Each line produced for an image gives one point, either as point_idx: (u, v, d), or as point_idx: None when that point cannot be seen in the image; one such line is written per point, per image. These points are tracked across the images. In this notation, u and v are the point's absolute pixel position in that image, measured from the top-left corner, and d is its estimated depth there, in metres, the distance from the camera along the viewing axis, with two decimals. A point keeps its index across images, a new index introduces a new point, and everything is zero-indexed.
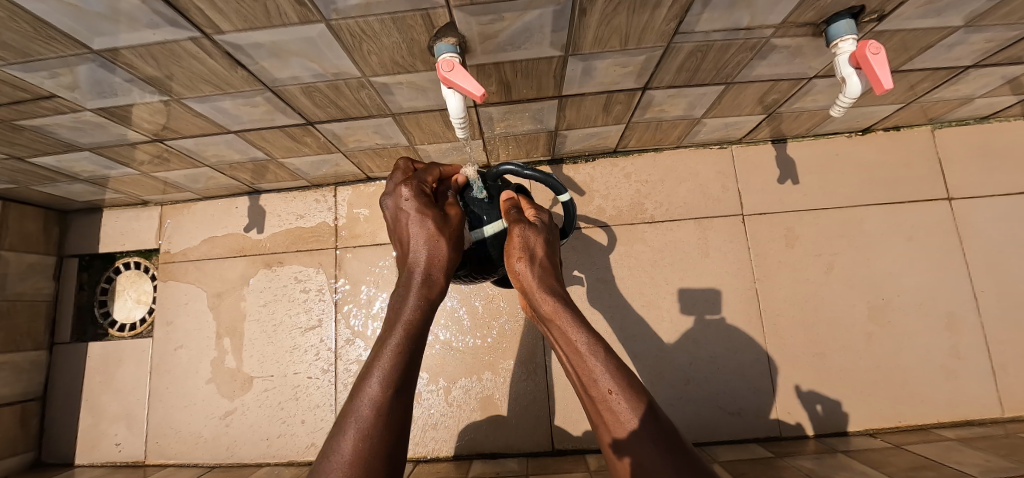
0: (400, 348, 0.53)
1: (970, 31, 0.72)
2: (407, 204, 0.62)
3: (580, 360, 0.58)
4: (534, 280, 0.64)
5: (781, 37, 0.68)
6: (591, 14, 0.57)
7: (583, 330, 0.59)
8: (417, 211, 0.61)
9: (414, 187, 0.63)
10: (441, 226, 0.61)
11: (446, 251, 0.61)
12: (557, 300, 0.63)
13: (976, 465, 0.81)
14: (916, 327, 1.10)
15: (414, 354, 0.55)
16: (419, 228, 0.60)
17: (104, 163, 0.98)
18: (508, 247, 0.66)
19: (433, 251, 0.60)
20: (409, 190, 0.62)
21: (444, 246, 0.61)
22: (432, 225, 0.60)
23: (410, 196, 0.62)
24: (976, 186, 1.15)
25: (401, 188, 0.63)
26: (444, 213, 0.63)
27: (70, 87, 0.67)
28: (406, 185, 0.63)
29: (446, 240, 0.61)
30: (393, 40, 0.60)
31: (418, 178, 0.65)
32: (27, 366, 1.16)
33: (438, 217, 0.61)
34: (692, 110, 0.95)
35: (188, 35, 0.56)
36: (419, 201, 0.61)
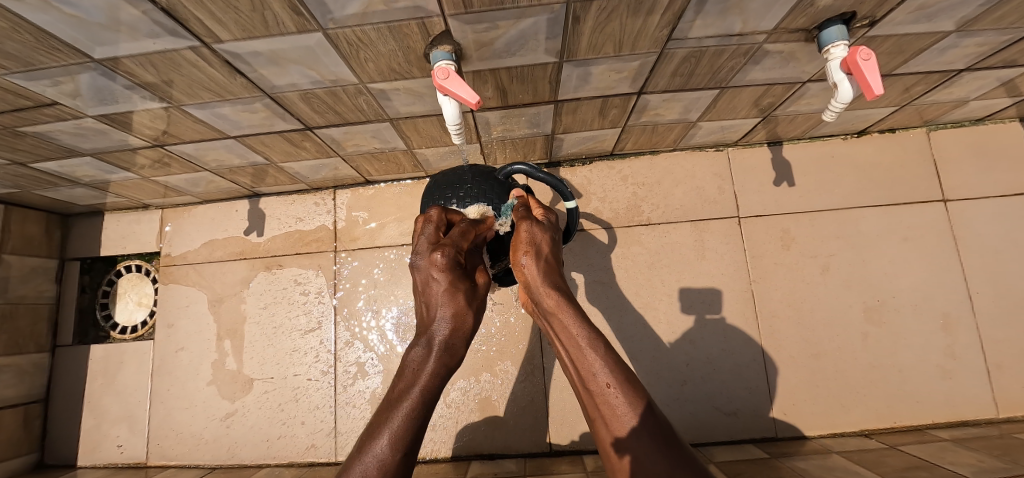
0: (426, 390, 0.55)
1: (962, 36, 0.73)
2: (438, 272, 0.59)
3: (581, 356, 0.58)
4: (537, 274, 0.63)
5: (774, 42, 0.68)
6: (585, 21, 0.58)
7: (585, 325, 0.59)
8: (448, 287, 0.59)
9: (450, 258, 0.59)
10: (469, 303, 0.60)
11: (471, 323, 0.61)
12: (560, 295, 0.62)
13: (969, 466, 0.82)
14: (911, 328, 1.10)
15: (434, 399, 0.57)
16: (442, 295, 0.59)
17: (106, 168, 0.99)
18: (514, 240, 0.64)
19: (459, 327, 0.59)
20: (444, 261, 0.59)
21: (467, 323, 0.60)
22: (462, 305, 0.59)
23: (443, 267, 0.59)
24: (972, 187, 1.16)
25: (437, 256, 0.59)
26: (474, 285, 0.62)
27: (72, 95, 0.68)
28: (442, 254, 0.58)
29: (473, 317, 0.61)
30: (390, 48, 0.61)
31: (455, 242, 0.60)
32: (30, 368, 1.17)
33: (468, 295, 0.60)
34: (688, 113, 0.95)
35: (187, 44, 0.57)
36: (451, 278, 0.59)
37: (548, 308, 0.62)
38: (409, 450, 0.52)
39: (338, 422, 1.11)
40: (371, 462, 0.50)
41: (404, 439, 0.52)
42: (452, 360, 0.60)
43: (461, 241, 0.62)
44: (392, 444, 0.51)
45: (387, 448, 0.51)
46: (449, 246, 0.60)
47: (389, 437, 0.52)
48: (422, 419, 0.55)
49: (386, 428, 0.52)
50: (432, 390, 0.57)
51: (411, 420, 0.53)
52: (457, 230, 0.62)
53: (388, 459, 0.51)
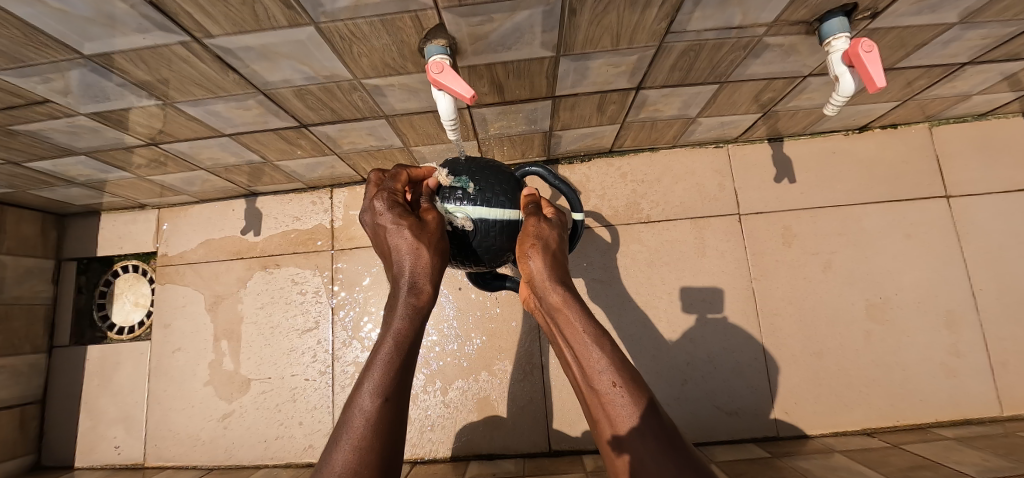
0: (398, 332, 0.53)
1: (966, 28, 0.71)
2: (383, 215, 0.59)
3: (584, 352, 0.57)
4: (543, 269, 0.62)
5: (774, 35, 0.67)
6: (581, 14, 0.57)
7: (588, 322, 0.58)
8: (393, 224, 0.57)
9: (387, 199, 0.59)
10: (419, 233, 0.57)
11: (430, 256, 0.57)
12: (565, 292, 0.61)
13: (974, 465, 0.81)
14: (914, 325, 1.09)
15: (413, 343, 0.54)
16: (396, 237, 0.57)
17: (100, 167, 0.98)
18: (521, 236, 0.65)
19: (418, 260, 0.57)
20: (383, 202, 0.59)
21: (426, 254, 0.57)
22: (411, 236, 0.56)
23: (384, 209, 0.59)
24: (975, 183, 1.15)
25: (375, 203, 0.59)
26: (422, 219, 0.59)
27: (63, 92, 0.67)
28: (380, 199, 0.59)
29: (429, 249, 0.57)
30: (383, 42, 0.60)
31: (390, 187, 0.61)
32: (26, 370, 1.16)
33: (417, 227, 0.58)
34: (687, 109, 0.94)
35: (177, 39, 0.56)
36: (394, 214, 0.58)
37: (552, 304, 0.61)
38: (393, 396, 0.50)
39: (335, 423, 1.10)
40: (356, 415, 0.48)
41: (386, 385, 0.50)
42: (421, 299, 0.56)
43: (397, 186, 0.62)
44: (373, 391, 0.49)
45: (369, 395, 0.49)
46: (384, 189, 0.61)
47: (371, 386, 0.50)
48: (403, 364, 0.52)
49: (365, 379, 0.50)
50: (407, 336, 0.54)
51: (389, 366, 0.51)
52: (389, 175, 0.63)
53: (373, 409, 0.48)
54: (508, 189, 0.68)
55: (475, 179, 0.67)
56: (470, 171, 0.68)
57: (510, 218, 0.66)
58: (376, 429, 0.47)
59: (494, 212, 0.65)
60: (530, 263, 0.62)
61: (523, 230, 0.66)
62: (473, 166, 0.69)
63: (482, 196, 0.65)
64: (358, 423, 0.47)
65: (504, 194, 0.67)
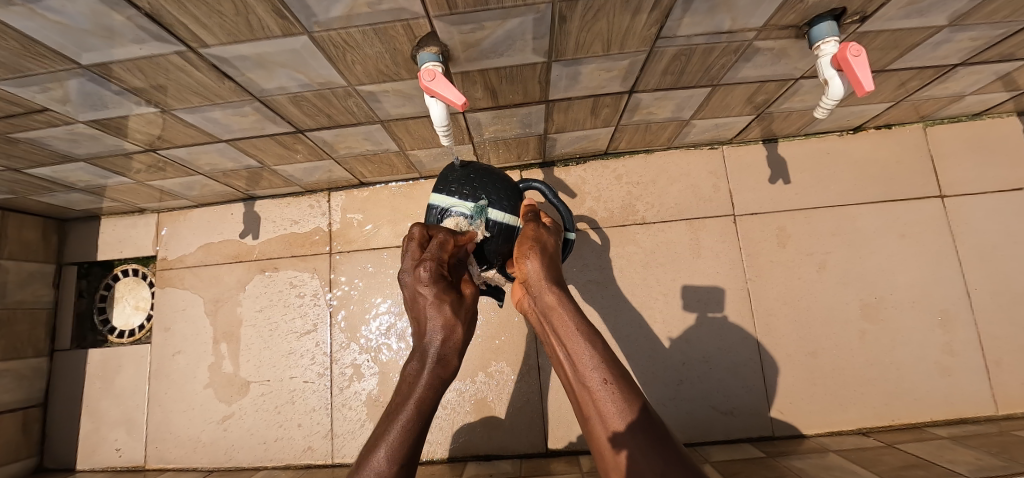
0: (423, 401, 0.55)
1: (956, 30, 0.72)
2: (426, 287, 0.59)
3: (578, 351, 0.57)
4: (539, 271, 0.64)
5: (764, 39, 0.68)
6: (571, 21, 0.57)
7: (582, 321, 0.60)
8: (435, 299, 0.59)
9: (433, 271, 0.59)
10: (457, 310, 0.60)
11: (462, 334, 0.60)
12: (559, 291, 0.62)
13: (967, 464, 0.81)
14: (909, 325, 1.10)
15: (433, 409, 0.57)
16: (435, 312, 0.59)
17: (100, 173, 0.99)
18: (519, 240, 0.67)
19: (450, 338, 0.59)
20: (427, 273, 0.58)
21: (460, 333, 0.60)
22: (450, 314, 0.59)
23: (429, 281, 0.59)
24: (970, 183, 1.15)
25: (421, 270, 0.59)
26: (460, 295, 0.62)
27: (61, 100, 0.68)
28: (425, 268, 0.58)
29: (462, 326, 0.60)
30: (376, 50, 0.60)
31: (436, 255, 0.60)
32: (28, 373, 1.17)
33: (457, 307, 0.60)
34: (681, 111, 0.95)
35: (173, 49, 0.57)
36: (437, 289, 0.59)
37: (546, 304, 0.62)
38: (408, 463, 0.52)
39: (334, 425, 1.11)
40: (368, 475, 0.49)
41: (404, 453, 0.51)
42: (446, 371, 0.59)
43: (443, 254, 0.61)
44: (391, 457, 0.50)
45: (386, 461, 0.50)
46: (429, 258, 0.59)
47: (388, 450, 0.51)
48: (421, 430, 0.54)
49: (384, 440, 0.52)
50: (427, 403, 0.56)
51: (410, 432, 0.53)
52: (437, 240, 0.61)
53: (386, 473, 0.49)
54: (512, 195, 0.72)
55: (483, 182, 0.71)
56: (479, 175, 0.72)
57: (509, 223, 0.70)
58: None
59: (497, 214, 0.69)
60: (527, 263, 0.63)
61: (525, 233, 0.68)
62: (482, 171, 0.73)
63: (487, 198, 0.69)
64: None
65: (507, 199, 0.71)
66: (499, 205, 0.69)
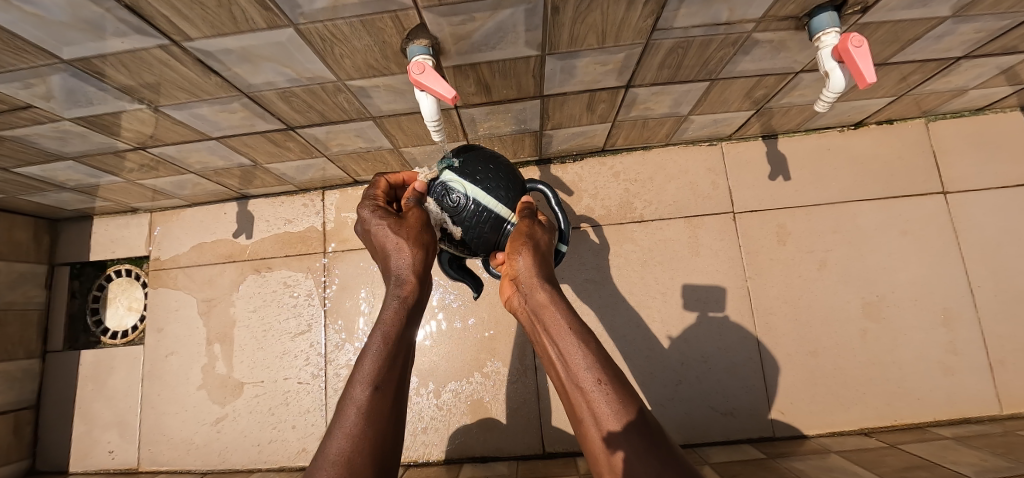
0: (386, 325, 0.56)
1: (959, 22, 0.70)
2: (371, 219, 0.65)
3: (570, 350, 0.56)
4: (532, 268, 0.62)
5: (763, 31, 0.66)
6: (564, 12, 0.56)
7: (575, 319, 0.58)
8: (379, 225, 0.64)
9: (370, 206, 0.66)
10: (400, 229, 0.63)
11: (414, 251, 0.62)
12: (551, 289, 0.61)
13: (972, 465, 0.80)
14: (911, 323, 1.08)
15: (404, 333, 0.57)
16: (385, 241, 0.63)
17: (89, 172, 0.98)
18: (513, 236, 0.65)
19: (406, 259, 0.61)
20: (368, 209, 0.66)
21: (410, 251, 0.62)
22: (393, 234, 0.62)
23: (370, 215, 0.65)
24: (972, 179, 1.13)
25: (362, 210, 0.66)
26: (403, 217, 0.65)
27: (45, 97, 0.67)
28: (364, 206, 0.66)
29: (410, 243, 0.62)
30: (365, 43, 0.59)
31: (372, 195, 0.68)
32: (20, 375, 1.16)
33: (398, 225, 0.63)
34: (679, 107, 0.93)
35: (156, 43, 0.55)
36: (377, 216, 0.65)
37: (538, 302, 0.60)
38: (384, 382, 0.52)
39: (329, 426, 1.09)
40: (350, 406, 0.50)
41: (376, 373, 0.52)
42: (407, 290, 0.60)
43: (378, 192, 0.69)
44: (365, 383, 0.51)
45: (362, 388, 0.51)
46: (367, 197, 0.68)
47: (362, 378, 0.52)
48: (394, 349, 0.55)
49: (358, 373, 0.53)
50: (396, 326, 0.57)
51: (382, 354, 0.54)
52: (372, 184, 0.70)
53: (366, 399, 0.50)
54: (516, 190, 0.70)
55: (490, 169, 0.69)
56: (490, 161, 0.70)
57: (503, 215, 0.68)
58: (368, 417, 0.49)
59: (492, 203, 0.67)
60: (519, 260, 0.62)
61: (518, 229, 0.66)
62: (494, 158, 0.71)
63: (488, 185, 0.68)
64: (352, 412, 0.50)
65: (509, 192, 0.69)
66: (499, 194, 0.68)
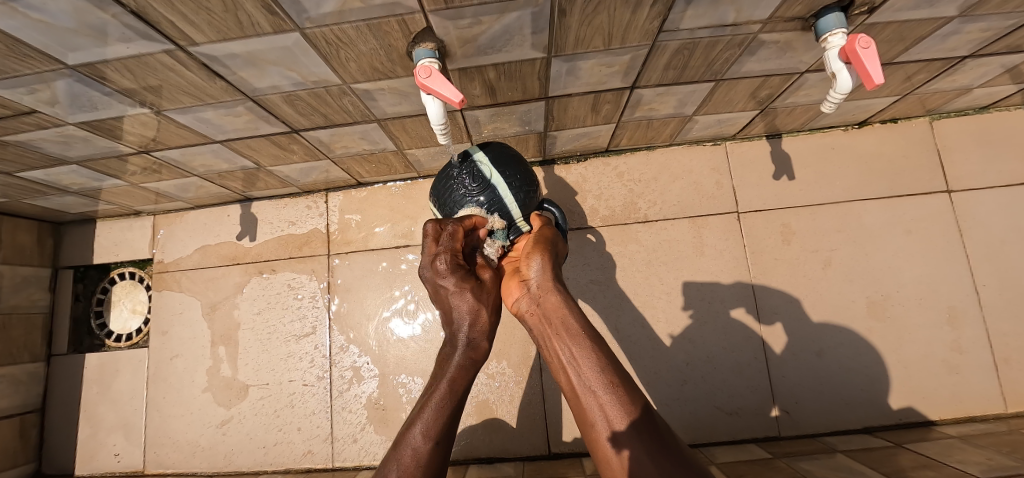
0: (453, 384, 0.58)
1: (966, 21, 0.70)
2: (447, 279, 0.58)
3: (580, 352, 0.57)
4: (547, 274, 0.63)
5: (769, 32, 0.66)
6: (571, 14, 0.56)
7: (587, 324, 0.59)
8: (458, 289, 0.59)
9: (451, 262, 0.58)
10: (482, 298, 0.60)
11: (491, 320, 0.61)
12: (562, 294, 0.62)
13: (978, 464, 0.80)
14: (915, 323, 1.08)
15: (466, 388, 0.59)
16: (460, 303, 0.59)
17: (93, 175, 0.97)
18: (535, 243, 0.66)
19: (483, 325, 0.60)
20: (446, 265, 0.58)
21: (489, 321, 0.61)
22: (475, 304, 0.59)
23: (446, 271, 0.58)
24: (977, 177, 1.13)
25: (439, 264, 0.58)
26: (481, 280, 0.62)
27: (49, 102, 0.67)
28: (444, 262, 0.58)
29: (490, 312, 0.61)
30: (371, 47, 0.59)
31: (450, 247, 0.60)
32: (25, 378, 1.16)
33: (478, 291, 0.60)
34: (683, 107, 0.93)
35: (161, 48, 0.55)
36: (456, 279, 0.59)
37: (550, 305, 0.61)
38: (443, 440, 0.55)
39: (334, 428, 1.10)
40: (407, 451, 0.54)
41: (438, 431, 0.55)
42: (478, 353, 0.61)
43: (456, 244, 0.61)
44: (425, 434, 0.54)
45: (421, 438, 0.54)
46: (443, 251, 0.59)
47: (423, 429, 0.55)
48: (456, 409, 0.58)
49: (419, 419, 0.56)
50: (462, 382, 0.58)
51: (444, 409, 0.56)
52: (447, 231, 0.60)
53: (423, 450, 0.54)
54: (535, 201, 0.73)
55: (517, 171, 0.70)
56: (521, 164, 0.71)
57: (511, 213, 0.69)
58: (427, 471, 0.53)
59: (507, 200, 0.68)
60: (534, 262, 0.63)
61: (542, 234, 0.68)
62: (525, 164, 0.72)
63: (511, 186, 0.68)
64: (409, 462, 0.53)
65: (524, 196, 0.69)
66: (516, 194, 0.68)
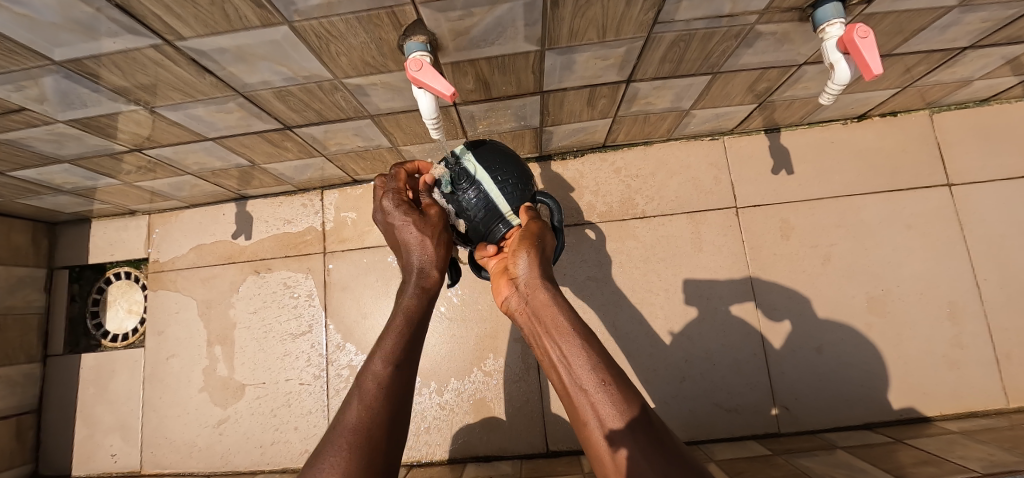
0: (410, 314, 0.59)
1: (966, 11, 0.69)
2: (393, 212, 0.66)
3: (571, 350, 0.56)
4: (534, 272, 0.62)
5: (766, 23, 0.65)
6: (564, 6, 0.55)
7: (576, 322, 0.58)
8: (403, 221, 0.65)
9: (395, 198, 0.66)
10: (425, 227, 0.65)
11: (439, 250, 0.65)
12: (552, 292, 0.62)
13: (980, 460, 0.79)
14: (915, 318, 1.07)
15: (422, 321, 0.60)
16: (408, 235, 0.64)
17: (86, 175, 0.97)
18: (521, 238, 0.65)
19: (427, 252, 0.64)
20: (391, 201, 0.66)
21: (435, 249, 0.64)
22: (420, 229, 0.64)
23: (393, 207, 0.66)
24: (978, 171, 1.12)
25: (385, 201, 0.67)
26: (425, 215, 0.67)
27: (38, 99, 0.66)
28: (388, 199, 0.67)
29: (434, 241, 0.65)
30: (361, 40, 0.58)
31: (393, 186, 0.68)
32: (21, 379, 1.16)
33: (420, 222, 0.65)
34: (680, 101, 0.92)
35: (149, 42, 0.54)
36: (401, 211, 0.65)
37: (539, 303, 0.61)
38: (403, 365, 0.55)
39: None
40: (369, 380, 0.53)
41: (396, 356, 0.55)
42: (430, 282, 0.63)
43: (399, 183, 0.69)
44: (385, 361, 0.54)
45: (381, 364, 0.54)
46: (389, 190, 0.68)
47: (382, 356, 0.55)
48: (413, 339, 0.58)
49: (379, 349, 0.55)
50: (417, 313, 0.60)
51: (401, 336, 0.57)
52: (390, 174, 0.69)
53: (383, 375, 0.53)
54: (526, 194, 0.71)
55: (511, 170, 0.70)
56: (515, 164, 0.71)
57: (500, 208, 0.69)
58: (387, 394, 0.52)
59: (494, 194, 0.69)
60: (522, 260, 0.62)
61: (528, 229, 0.67)
62: (519, 164, 0.73)
63: (503, 185, 0.69)
64: (370, 388, 0.52)
65: (514, 191, 0.70)
66: (507, 192, 0.69)
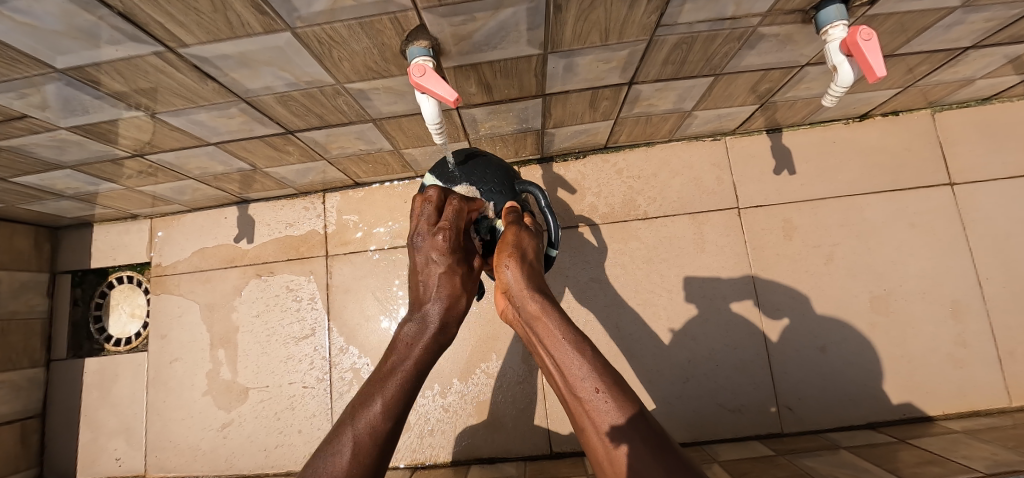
0: (417, 363, 0.56)
1: (969, 11, 0.69)
2: (435, 250, 0.61)
3: (565, 358, 0.56)
4: (521, 281, 0.62)
5: (769, 25, 0.65)
6: (567, 10, 0.54)
7: (567, 328, 0.57)
8: (448, 269, 0.61)
9: (454, 242, 0.61)
10: (463, 284, 0.62)
11: (463, 305, 0.63)
12: (541, 299, 0.61)
13: (984, 459, 0.79)
14: (918, 317, 1.07)
15: (425, 374, 0.58)
16: (443, 284, 0.60)
17: (87, 180, 0.97)
18: (501, 246, 0.66)
19: (450, 309, 0.61)
20: (444, 240, 0.61)
21: (462, 305, 0.62)
22: (459, 285, 0.62)
23: (445, 249, 0.61)
24: (980, 169, 1.12)
25: (440, 237, 0.61)
26: (468, 269, 0.64)
27: (40, 106, 0.66)
28: (445, 237, 0.61)
29: (465, 298, 0.63)
30: (364, 45, 0.58)
31: (455, 224, 0.62)
32: (25, 384, 1.16)
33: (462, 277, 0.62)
34: (683, 102, 0.92)
35: (151, 49, 0.54)
36: (451, 260, 0.61)
37: (530, 313, 0.61)
38: (399, 418, 0.53)
39: None
40: (363, 426, 0.50)
41: (398, 407, 0.53)
42: (444, 336, 0.61)
43: (460, 222, 0.63)
44: (386, 411, 0.52)
45: (381, 414, 0.51)
46: (451, 227, 0.61)
47: (383, 405, 0.52)
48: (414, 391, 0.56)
49: (380, 394, 0.53)
50: (422, 367, 0.58)
51: (404, 389, 0.54)
52: (458, 209, 0.63)
53: (380, 424, 0.51)
54: (504, 194, 0.73)
55: (481, 176, 0.73)
56: (484, 168, 0.74)
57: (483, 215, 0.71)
58: (381, 448, 0.50)
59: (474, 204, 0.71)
60: (507, 272, 0.62)
61: (506, 235, 0.67)
62: (488, 166, 0.75)
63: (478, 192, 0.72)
64: (364, 435, 0.50)
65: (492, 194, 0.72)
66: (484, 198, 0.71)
